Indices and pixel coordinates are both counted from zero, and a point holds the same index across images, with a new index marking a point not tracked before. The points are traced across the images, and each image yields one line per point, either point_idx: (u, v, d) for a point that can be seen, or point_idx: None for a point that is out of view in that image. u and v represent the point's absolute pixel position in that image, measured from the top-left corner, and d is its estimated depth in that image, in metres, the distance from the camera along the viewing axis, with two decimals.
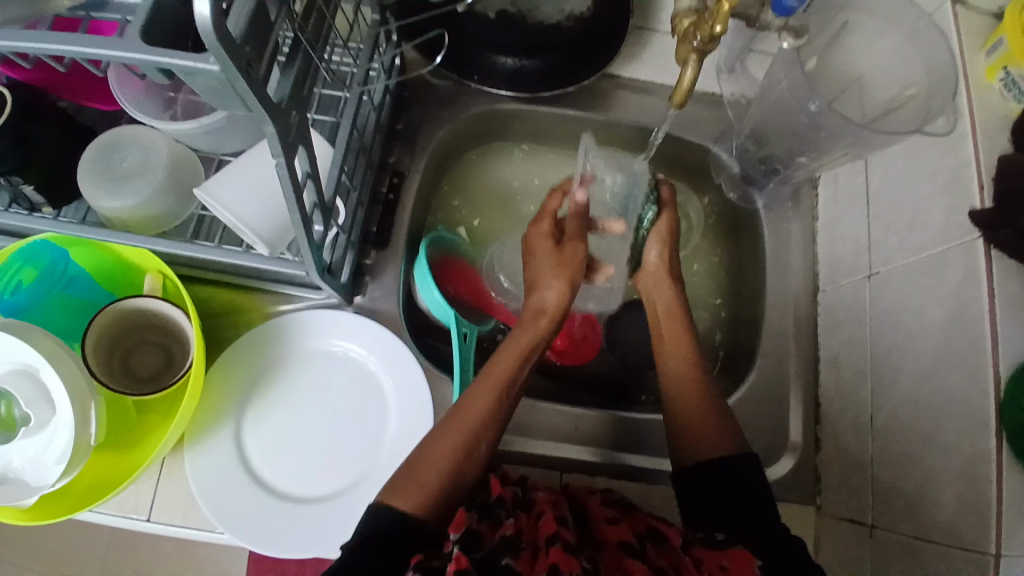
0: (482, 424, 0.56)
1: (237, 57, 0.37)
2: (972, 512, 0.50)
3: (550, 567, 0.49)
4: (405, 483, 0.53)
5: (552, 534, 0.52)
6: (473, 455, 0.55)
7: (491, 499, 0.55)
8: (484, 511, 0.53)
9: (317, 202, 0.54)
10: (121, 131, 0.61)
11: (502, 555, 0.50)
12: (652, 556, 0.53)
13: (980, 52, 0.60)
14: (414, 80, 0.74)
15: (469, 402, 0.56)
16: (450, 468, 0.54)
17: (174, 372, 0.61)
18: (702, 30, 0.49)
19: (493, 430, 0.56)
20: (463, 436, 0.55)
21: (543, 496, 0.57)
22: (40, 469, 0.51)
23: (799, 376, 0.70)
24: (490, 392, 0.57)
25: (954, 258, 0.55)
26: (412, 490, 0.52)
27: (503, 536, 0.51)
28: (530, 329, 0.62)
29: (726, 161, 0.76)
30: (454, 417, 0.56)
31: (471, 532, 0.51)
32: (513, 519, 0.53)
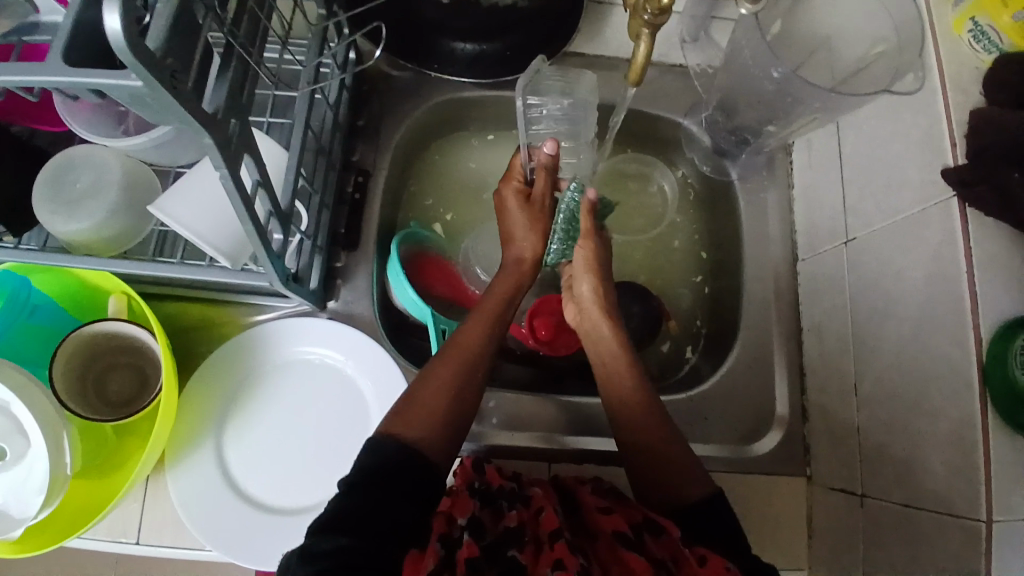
0: (479, 350, 0.58)
1: (159, 71, 0.35)
2: (962, 475, 0.50)
3: (553, 562, 0.50)
4: (408, 412, 0.54)
5: (555, 528, 0.53)
6: (472, 381, 0.57)
7: (493, 490, 0.57)
8: (487, 502, 0.56)
9: (272, 212, 0.52)
10: (70, 153, 0.59)
11: (508, 546, 0.52)
12: (651, 546, 0.53)
13: (946, 3, 0.58)
14: (372, 73, 0.72)
15: (464, 332, 0.59)
16: (452, 394, 0.55)
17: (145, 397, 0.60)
18: (650, 2, 0.47)
19: (488, 357, 0.59)
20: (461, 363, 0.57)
21: (542, 491, 0.58)
22: (20, 503, 0.50)
23: (783, 347, 0.69)
24: (482, 322, 0.60)
25: (932, 220, 0.54)
26: (418, 417, 0.53)
27: (507, 527, 0.53)
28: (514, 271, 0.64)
29: (697, 134, 0.75)
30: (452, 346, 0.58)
31: (476, 519, 0.54)
32: (515, 510, 0.56)
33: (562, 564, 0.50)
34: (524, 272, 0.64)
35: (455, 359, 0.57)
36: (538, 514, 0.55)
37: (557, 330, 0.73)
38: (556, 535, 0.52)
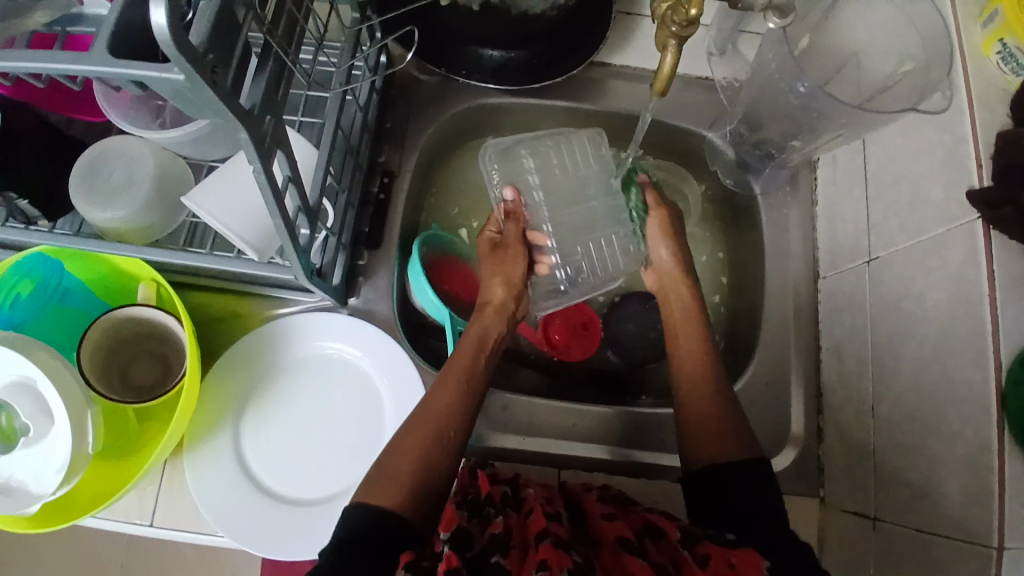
0: (449, 414, 0.55)
1: (202, 67, 0.37)
2: (978, 502, 0.49)
3: (537, 562, 0.49)
4: (377, 481, 0.51)
5: (542, 529, 0.52)
6: (443, 447, 0.54)
7: (481, 498, 0.56)
8: (474, 511, 0.55)
9: (301, 206, 0.53)
10: (107, 144, 0.61)
11: (492, 552, 0.51)
12: (651, 552, 0.52)
13: (977, 22, 0.58)
14: (401, 76, 0.74)
15: (431, 396, 0.56)
16: (422, 459, 0.52)
17: (157, 392, 0.61)
18: (679, 14, 0.48)
19: (462, 419, 0.56)
20: (430, 428, 0.54)
21: (535, 493, 0.58)
22: (41, 479, 0.51)
23: (800, 365, 0.69)
24: (452, 383, 0.57)
25: (955, 240, 0.53)
26: (390, 484, 0.50)
27: (492, 535, 0.52)
28: (483, 324, 0.63)
29: (721, 147, 0.75)
30: (420, 411, 0.55)
31: (460, 530, 0.52)
32: (502, 518, 0.55)
33: (546, 563, 0.48)
34: (486, 327, 0.63)
35: (424, 424, 0.54)
36: (527, 518, 0.54)
37: (570, 336, 0.75)
38: (542, 536, 0.51)
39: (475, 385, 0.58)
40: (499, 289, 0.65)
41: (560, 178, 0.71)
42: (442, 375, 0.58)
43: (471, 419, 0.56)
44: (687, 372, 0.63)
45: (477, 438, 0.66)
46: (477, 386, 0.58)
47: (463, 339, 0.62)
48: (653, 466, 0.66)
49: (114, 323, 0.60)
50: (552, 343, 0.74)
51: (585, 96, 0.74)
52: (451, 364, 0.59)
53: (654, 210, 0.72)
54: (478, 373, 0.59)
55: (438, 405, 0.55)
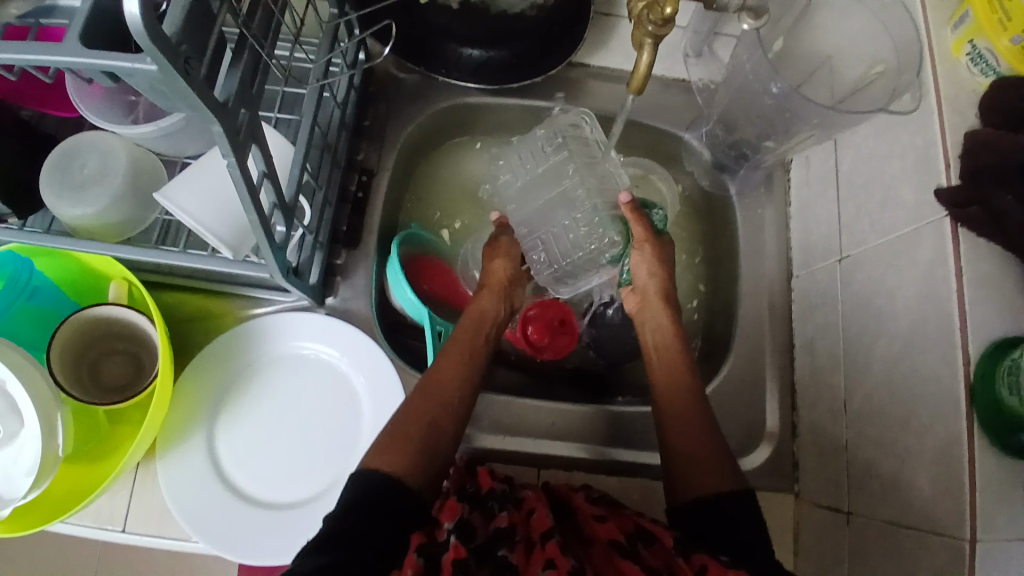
0: (454, 386, 0.59)
1: (174, 57, 0.36)
2: (948, 494, 0.50)
3: (545, 561, 0.51)
4: (387, 444, 0.54)
5: (547, 529, 0.54)
6: (448, 415, 0.57)
7: (483, 492, 0.58)
8: (476, 504, 0.57)
9: (276, 203, 0.53)
10: (80, 138, 0.60)
11: (497, 545, 0.53)
12: (644, 556, 0.53)
13: (947, 25, 0.59)
14: (379, 73, 0.74)
15: (438, 365, 0.60)
16: (428, 423, 0.56)
17: (123, 394, 0.60)
18: (654, 13, 0.49)
19: (466, 389, 0.60)
20: (436, 397, 0.58)
21: (534, 492, 0.59)
22: (11, 482, 0.50)
23: (775, 362, 0.70)
24: (458, 354, 0.62)
25: (925, 238, 0.55)
26: (397, 446, 0.54)
27: (496, 529, 0.54)
28: (490, 304, 0.67)
29: (698, 148, 0.76)
30: (427, 381, 0.59)
31: (464, 521, 0.54)
32: (506, 512, 0.56)
33: (554, 562, 0.51)
34: (489, 304, 0.67)
35: (430, 395, 0.58)
36: (529, 516, 0.56)
37: (549, 333, 0.72)
38: (547, 536, 0.54)
39: (479, 358, 0.62)
40: (500, 268, 0.69)
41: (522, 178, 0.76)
42: (447, 349, 0.62)
43: (475, 390, 0.60)
44: (661, 380, 0.63)
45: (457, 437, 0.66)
46: (481, 359, 0.63)
47: (465, 315, 0.66)
48: (632, 464, 0.67)
49: (93, 317, 0.59)
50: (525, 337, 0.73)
51: (564, 96, 0.75)
52: (457, 336, 0.64)
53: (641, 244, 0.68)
54: (482, 344, 0.64)
55: (444, 378, 0.59)
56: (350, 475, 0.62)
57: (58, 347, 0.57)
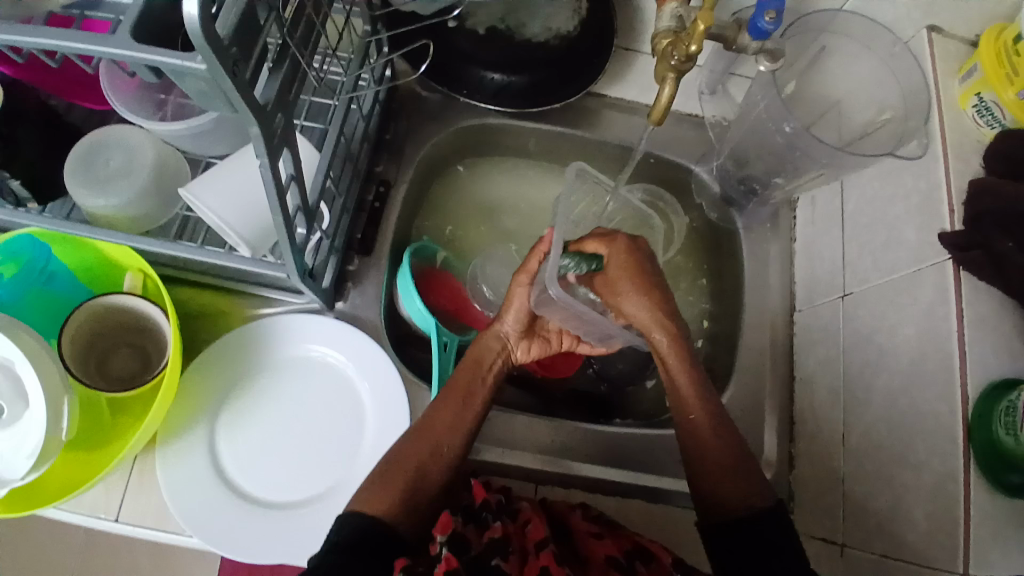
0: (449, 430, 0.58)
1: (224, 58, 0.37)
2: (942, 530, 0.51)
3: (540, 570, 0.52)
4: (376, 485, 0.54)
5: (542, 539, 0.55)
6: (437, 464, 0.57)
7: (476, 505, 0.58)
8: (469, 517, 0.56)
9: (300, 205, 0.54)
10: (105, 133, 0.61)
11: (491, 556, 0.52)
12: (643, 572, 0.54)
13: (955, 77, 0.62)
14: (403, 90, 0.76)
15: (434, 411, 0.59)
16: (416, 474, 0.55)
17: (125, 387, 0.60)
18: (679, 49, 0.51)
19: (460, 437, 0.58)
20: (428, 441, 0.57)
21: (528, 505, 0.60)
22: (10, 465, 0.50)
23: (774, 394, 0.71)
24: (452, 402, 0.60)
25: (926, 279, 0.56)
26: (383, 492, 0.54)
27: (491, 539, 0.54)
28: (484, 343, 0.65)
29: (707, 181, 0.78)
30: (421, 424, 0.58)
31: (458, 535, 0.52)
32: (500, 524, 0.56)
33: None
34: (491, 348, 0.65)
35: (422, 438, 0.57)
36: (524, 528, 0.57)
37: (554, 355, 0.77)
38: (542, 546, 0.54)
39: (478, 399, 0.61)
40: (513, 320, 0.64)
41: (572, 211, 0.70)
42: (445, 390, 0.61)
43: (471, 433, 0.59)
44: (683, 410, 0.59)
45: None
46: (481, 400, 0.61)
47: (463, 357, 0.64)
48: (627, 486, 0.67)
49: (112, 307, 0.60)
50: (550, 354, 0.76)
51: (580, 123, 0.77)
52: (454, 382, 0.61)
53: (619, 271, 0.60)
54: (482, 387, 0.62)
55: (438, 421, 0.58)
56: (348, 479, 0.62)
57: (73, 329, 0.58)
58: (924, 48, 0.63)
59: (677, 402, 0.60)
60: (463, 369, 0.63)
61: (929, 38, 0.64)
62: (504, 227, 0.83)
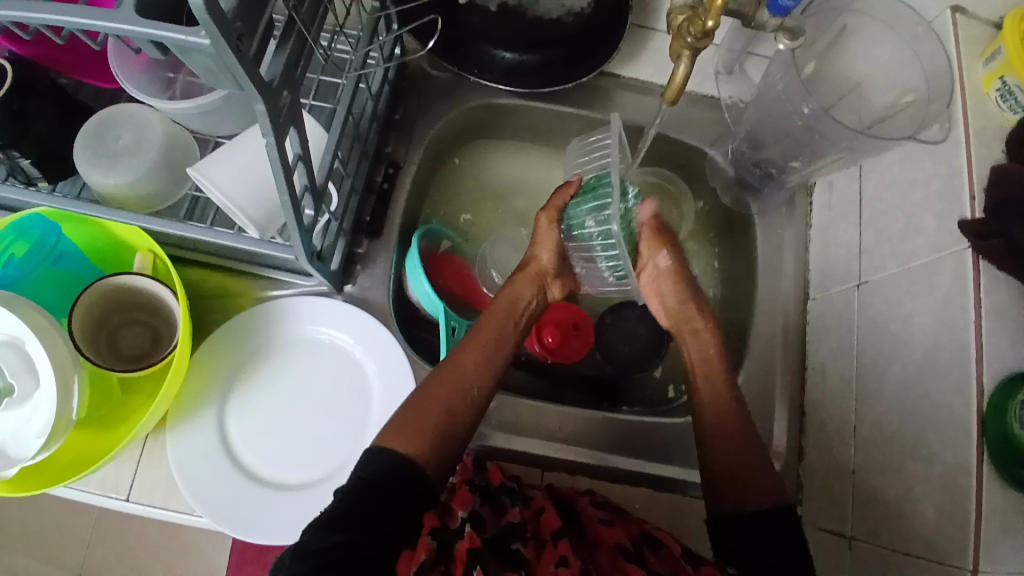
0: (476, 371, 0.58)
1: (228, 32, 0.37)
2: (953, 522, 0.50)
3: (557, 558, 0.53)
4: (402, 425, 0.53)
5: (557, 529, 0.56)
6: (466, 405, 0.56)
7: (494, 487, 0.60)
8: (487, 498, 0.59)
9: (308, 186, 0.53)
10: (116, 110, 0.61)
11: (512, 539, 0.55)
12: (651, 561, 0.55)
13: (979, 60, 0.60)
14: (413, 69, 0.75)
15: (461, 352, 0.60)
16: (444, 414, 0.55)
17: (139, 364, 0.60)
18: (695, 25, 0.49)
19: (487, 378, 0.58)
20: (457, 380, 0.57)
21: (541, 492, 0.61)
22: (21, 442, 0.51)
23: (786, 383, 0.70)
24: (481, 345, 0.60)
25: (945, 267, 0.55)
26: (410, 431, 0.53)
27: (509, 523, 0.56)
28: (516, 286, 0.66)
29: (722, 164, 0.77)
30: (450, 362, 0.58)
31: (476, 512, 0.56)
32: (517, 508, 0.58)
33: (566, 561, 0.53)
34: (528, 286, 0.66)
35: (452, 376, 0.57)
36: (539, 514, 0.58)
37: (563, 337, 0.74)
38: (558, 535, 0.55)
39: (504, 347, 0.62)
40: (545, 255, 0.66)
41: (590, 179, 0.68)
42: (472, 334, 0.61)
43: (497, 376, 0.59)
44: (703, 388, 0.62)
45: None
46: (506, 348, 0.62)
47: (496, 301, 0.65)
48: (633, 472, 0.67)
49: (121, 285, 0.59)
50: (558, 337, 0.73)
51: (592, 105, 0.76)
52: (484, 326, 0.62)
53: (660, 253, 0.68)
54: (508, 335, 0.63)
55: (467, 360, 0.59)
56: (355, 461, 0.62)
57: (85, 304, 0.58)
58: (948, 29, 0.61)
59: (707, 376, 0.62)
60: (495, 313, 0.64)
61: (953, 19, 0.62)
62: (514, 210, 0.82)
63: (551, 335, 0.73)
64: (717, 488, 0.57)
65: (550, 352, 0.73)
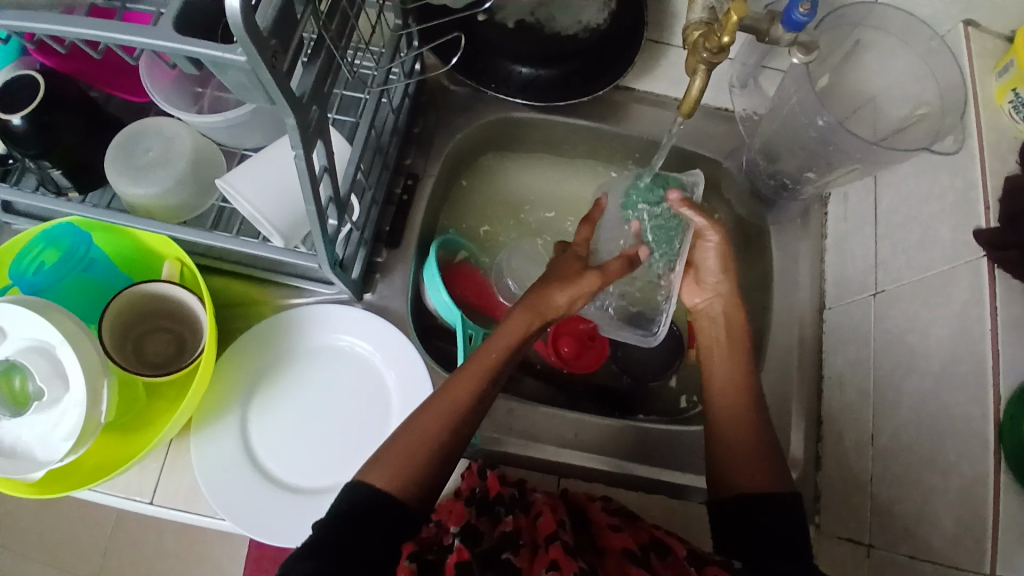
0: (468, 408, 0.55)
1: (263, 49, 0.38)
2: (971, 532, 0.50)
3: (548, 563, 0.52)
4: (384, 460, 0.52)
5: (551, 533, 0.55)
6: (456, 437, 0.54)
7: (491, 496, 0.60)
8: (484, 509, 0.59)
9: (333, 197, 0.55)
10: (147, 123, 0.63)
11: (503, 549, 0.55)
12: (656, 565, 0.54)
13: (992, 73, 0.60)
14: (432, 84, 0.77)
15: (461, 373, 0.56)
16: (432, 450, 0.53)
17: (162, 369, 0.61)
18: (710, 41, 0.51)
19: (477, 414, 0.56)
20: (447, 415, 0.54)
21: (542, 497, 0.61)
22: (49, 445, 0.52)
23: (802, 394, 0.71)
24: (477, 377, 0.56)
25: (960, 278, 0.55)
26: (393, 469, 0.51)
27: (502, 534, 0.56)
28: (522, 319, 0.60)
29: (736, 176, 0.77)
30: (443, 395, 0.55)
31: (469, 526, 0.57)
32: (512, 517, 0.59)
33: (557, 564, 0.51)
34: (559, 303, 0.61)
35: (442, 411, 0.54)
36: (535, 520, 0.58)
37: (579, 348, 0.75)
38: (551, 539, 0.54)
39: (499, 381, 0.58)
40: (565, 297, 0.61)
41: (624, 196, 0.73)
42: (469, 365, 0.57)
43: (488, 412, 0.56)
44: (717, 401, 0.63)
45: (479, 440, 0.68)
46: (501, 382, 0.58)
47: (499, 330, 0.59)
48: (650, 481, 0.68)
49: (150, 291, 0.61)
50: (571, 348, 0.75)
51: (608, 117, 0.77)
52: (495, 342, 0.58)
53: (708, 232, 0.65)
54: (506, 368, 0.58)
55: (461, 397, 0.55)
56: None
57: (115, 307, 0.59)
58: (961, 43, 0.62)
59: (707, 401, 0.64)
60: (505, 329, 0.59)
61: (965, 32, 0.62)
62: (531, 222, 0.83)
63: (565, 343, 0.75)
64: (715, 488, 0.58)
65: (564, 360, 0.75)
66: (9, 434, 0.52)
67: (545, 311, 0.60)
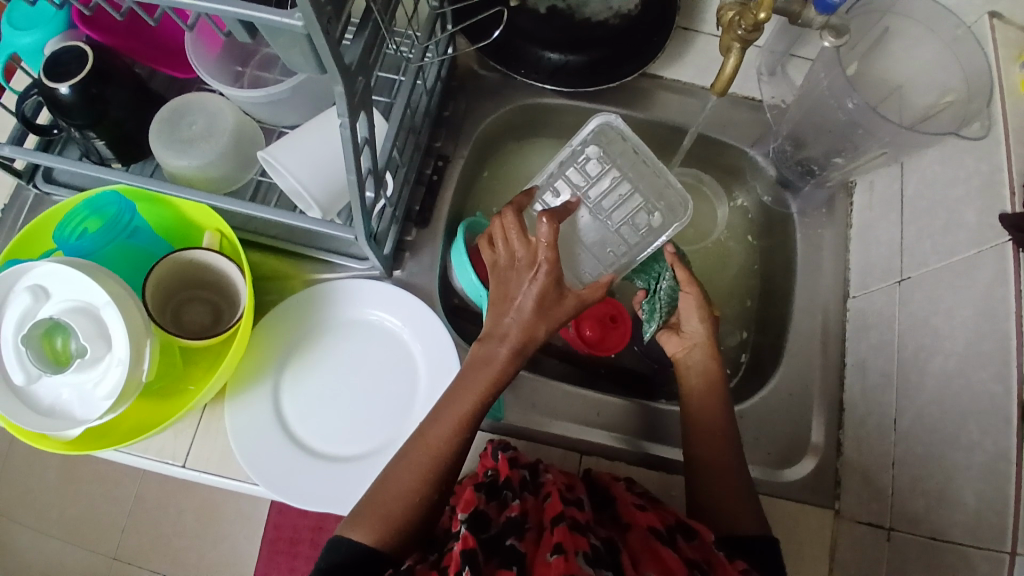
0: (444, 455, 0.55)
1: (320, 13, 0.39)
2: (992, 509, 0.51)
3: (552, 545, 0.51)
4: (364, 512, 0.53)
5: (558, 514, 0.54)
6: (435, 488, 0.55)
7: (500, 481, 0.58)
8: (491, 493, 0.58)
9: (371, 169, 0.56)
10: (189, 98, 0.64)
11: (508, 535, 0.53)
12: (683, 547, 0.55)
13: (1016, 62, 0.61)
14: (462, 69, 0.78)
15: (431, 427, 0.56)
16: (411, 496, 0.54)
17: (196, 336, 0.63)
18: (746, 18, 0.52)
19: (457, 454, 0.56)
20: (425, 462, 0.55)
21: (553, 478, 0.60)
22: (88, 403, 0.53)
23: (824, 379, 0.71)
24: (449, 424, 0.56)
25: (985, 261, 0.56)
26: (372, 519, 0.53)
27: (508, 518, 0.54)
28: (490, 352, 0.57)
29: (761, 163, 0.79)
30: (416, 446, 0.55)
31: (478, 512, 0.55)
32: (520, 501, 0.57)
33: (561, 547, 0.50)
34: (535, 334, 0.56)
35: (420, 459, 0.55)
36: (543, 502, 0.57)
37: (603, 331, 0.75)
38: (557, 522, 0.53)
39: (474, 423, 0.56)
40: (540, 330, 0.56)
41: (607, 183, 0.71)
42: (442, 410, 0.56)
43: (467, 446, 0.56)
44: (711, 427, 0.63)
45: (501, 415, 0.69)
46: (476, 424, 0.56)
47: (472, 358, 0.57)
48: (673, 462, 0.69)
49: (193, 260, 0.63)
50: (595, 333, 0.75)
51: (635, 103, 0.78)
52: (457, 392, 0.56)
53: (686, 287, 0.69)
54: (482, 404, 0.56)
55: (435, 442, 0.55)
56: (399, 439, 0.64)
57: (159, 275, 0.61)
58: (986, 32, 0.64)
59: (692, 420, 0.65)
60: (466, 373, 0.57)
61: (990, 23, 0.64)
62: None
63: (590, 324, 0.75)
64: (706, 504, 0.61)
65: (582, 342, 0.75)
66: (48, 392, 0.53)
67: (511, 341, 0.56)
